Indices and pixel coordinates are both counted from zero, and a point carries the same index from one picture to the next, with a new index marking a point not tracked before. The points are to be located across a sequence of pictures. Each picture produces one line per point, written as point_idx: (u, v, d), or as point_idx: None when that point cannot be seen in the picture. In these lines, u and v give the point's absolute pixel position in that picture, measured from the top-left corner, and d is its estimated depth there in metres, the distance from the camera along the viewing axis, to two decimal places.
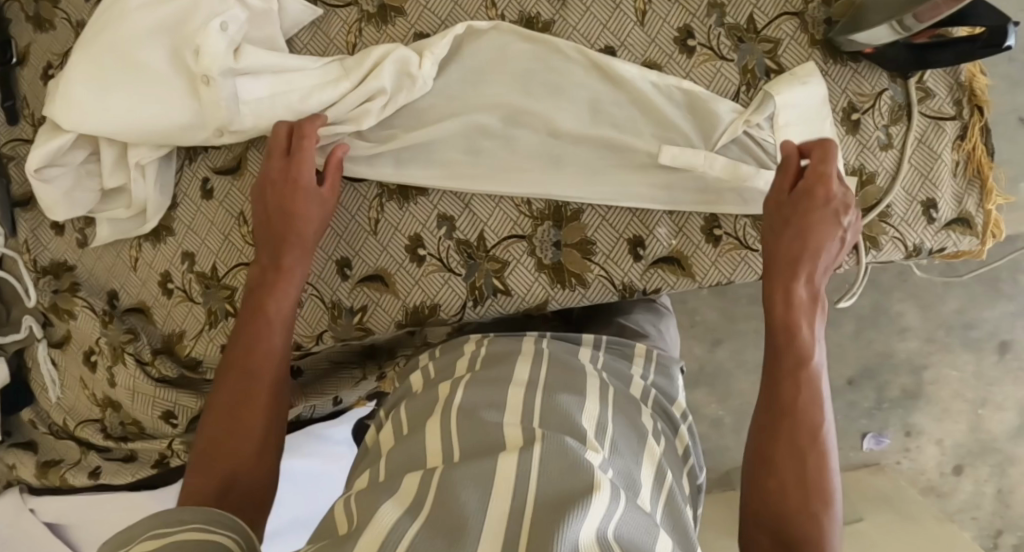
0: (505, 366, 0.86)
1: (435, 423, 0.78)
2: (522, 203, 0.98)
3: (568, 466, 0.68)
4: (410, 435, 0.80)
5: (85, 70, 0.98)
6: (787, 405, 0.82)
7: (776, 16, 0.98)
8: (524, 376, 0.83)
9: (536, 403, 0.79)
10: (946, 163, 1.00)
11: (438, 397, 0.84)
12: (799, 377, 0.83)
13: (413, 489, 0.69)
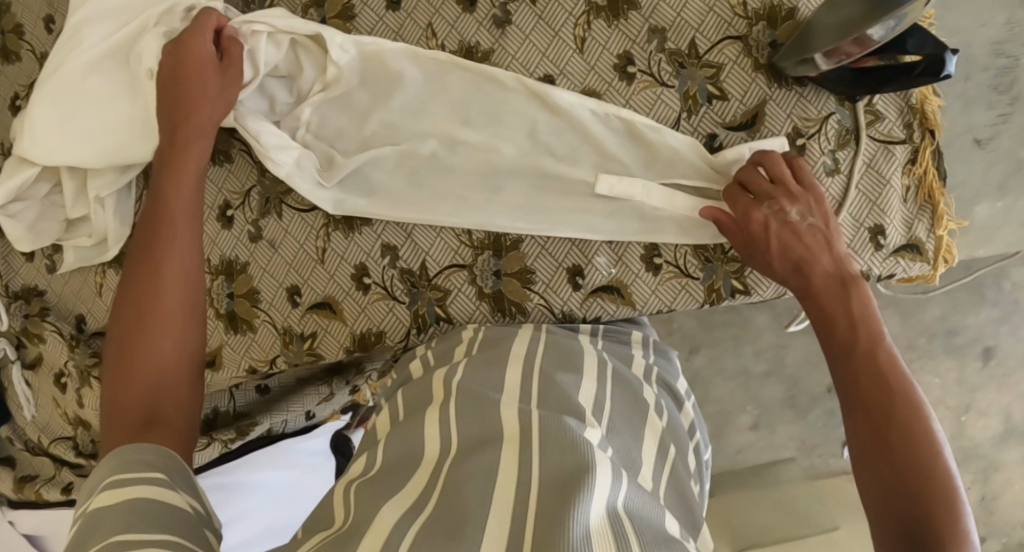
0: (498, 359, 0.90)
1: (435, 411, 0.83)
2: (463, 233, 0.99)
3: (571, 446, 0.73)
4: (410, 423, 0.85)
5: (46, 101, 0.99)
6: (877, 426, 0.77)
7: (718, 41, 0.98)
8: (522, 366, 0.88)
9: (535, 388, 0.85)
10: (895, 188, 0.98)
11: (433, 394, 0.88)
12: (874, 395, 0.79)
13: (411, 496, 0.71)
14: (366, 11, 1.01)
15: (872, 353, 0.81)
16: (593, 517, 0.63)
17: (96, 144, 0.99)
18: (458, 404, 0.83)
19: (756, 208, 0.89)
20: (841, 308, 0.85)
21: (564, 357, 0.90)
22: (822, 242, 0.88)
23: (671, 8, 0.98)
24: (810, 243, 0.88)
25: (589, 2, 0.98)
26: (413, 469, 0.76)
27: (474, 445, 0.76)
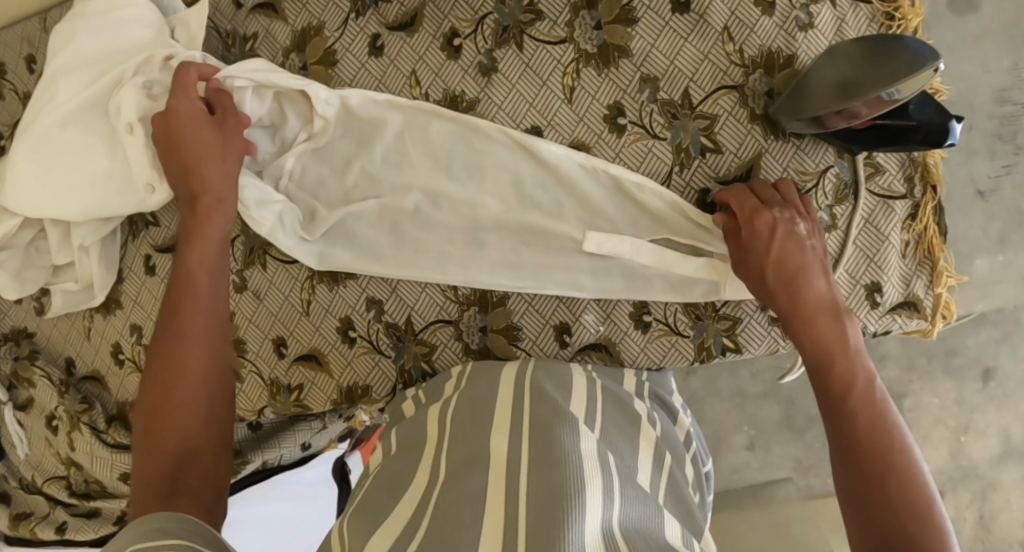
0: (486, 387, 0.88)
1: (428, 458, 0.81)
2: (448, 288, 0.97)
3: (558, 464, 0.71)
4: (400, 459, 0.83)
5: (25, 153, 0.99)
6: (871, 468, 0.74)
7: (713, 90, 0.94)
8: (507, 401, 0.84)
9: (523, 403, 0.83)
10: (894, 244, 0.95)
11: (418, 441, 0.85)
12: (867, 437, 0.76)
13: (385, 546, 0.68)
14: (348, 58, 0.99)
15: (867, 396, 0.78)
16: (588, 541, 0.63)
17: (83, 196, 0.99)
18: (429, 452, 0.81)
19: (766, 210, 0.86)
20: (835, 343, 0.81)
21: (554, 375, 0.88)
22: (821, 270, 0.85)
23: (664, 56, 0.94)
24: (812, 273, 0.85)
25: (578, 49, 0.94)
26: (388, 510, 0.74)
27: (447, 481, 0.75)
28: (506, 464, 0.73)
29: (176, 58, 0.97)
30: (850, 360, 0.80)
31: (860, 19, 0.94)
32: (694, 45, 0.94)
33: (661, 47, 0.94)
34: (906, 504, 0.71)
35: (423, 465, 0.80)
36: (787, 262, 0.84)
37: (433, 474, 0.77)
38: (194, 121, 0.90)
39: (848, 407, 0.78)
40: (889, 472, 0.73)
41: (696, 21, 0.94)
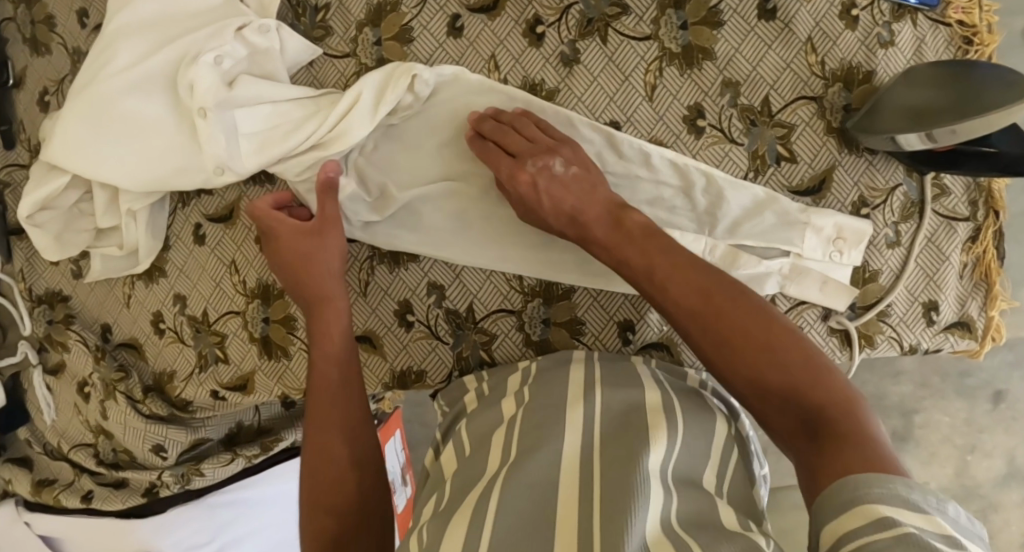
0: (555, 382, 0.89)
1: (499, 452, 0.81)
2: (513, 278, 0.97)
3: (632, 472, 0.72)
4: (473, 459, 0.83)
5: (82, 122, 0.96)
6: (729, 348, 0.75)
7: (792, 100, 0.95)
8: (575, 407, 0.84)
9: (594, 414, 0.83)
10: (953, 264, 0.97)
11: (491, 439, 0.85)
12: (707, 321, 0.76)
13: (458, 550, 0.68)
14: (425, 36, 0.97)
15: (678, 274, 0.79)
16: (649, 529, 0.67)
17: (148, 171, 0.96)
18: (495, 452, 0.82)
19: (518, 168, 0.89)
20: (626, 241, 0.83)
21: (622, 377, 0.89)
22: (584, 190, 0.87)
23: (747, 62, 0.94)
24: (576, 190, 0.88)
25: (662, 47, 0.94)
26: (460, 511, 0.74)
27: (528, 484, 0.74)
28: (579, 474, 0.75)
29: (249, 25, 0.94)
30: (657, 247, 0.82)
31: (939, 40, 0.95)
32: (778, 52, 0.94)
33: (744, 52, 0.94)
34: (777, 356, 0.73)
35: (491, 456, 0.82)
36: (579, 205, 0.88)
37: (505, 469, 0.78)
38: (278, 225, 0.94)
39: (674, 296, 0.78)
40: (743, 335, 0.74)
41: (781, 29, 0.94)
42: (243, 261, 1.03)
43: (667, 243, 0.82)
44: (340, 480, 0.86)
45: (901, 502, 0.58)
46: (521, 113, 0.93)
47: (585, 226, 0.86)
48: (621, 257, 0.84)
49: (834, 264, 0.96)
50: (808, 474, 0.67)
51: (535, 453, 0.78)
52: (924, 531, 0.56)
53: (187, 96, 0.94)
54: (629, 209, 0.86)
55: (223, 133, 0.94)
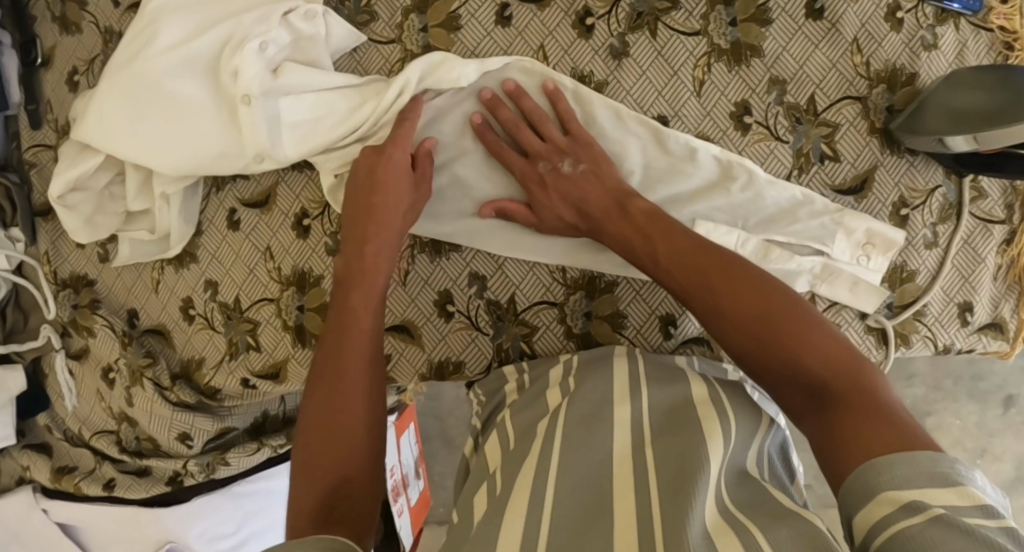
0: (600, 374, 0.89)
1: (547, 438, 0.80)
2: (556, 270, 0.97)
3: (688, 459, 0.72)
4: (519, 445, 0.82)
5: (120, 105, 0.94)
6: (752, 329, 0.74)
7: (838, 99, 0.96)
8: (621, 398, 0.84)
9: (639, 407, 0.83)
10: (988, 266, 0.98)
11: (536, 423, 0.84)
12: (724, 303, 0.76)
13: (514, 533, 0.66)
14: (472, 25, 0.96)
15: (699, 263, 0.79)
16: (707, 517, 0.65)
17: (186, 158, 0.95)
18: (540, 436, 0.81)
19: (530, 168, 0.91)
20: (634, 228, 0.85)
21: (665, 372, 0.89)
22: (594, 179, 0.90)
23: (794, 60, 0.95)
24: (584, 183, 0.89)
25: (711, 43, 0.95)
26: (513, 491, 0.73)
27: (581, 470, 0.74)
28: (634, 467, 0.74)
29: (296, 10, 0.94)
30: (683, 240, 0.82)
31: (981, 45, 0.96)
32: (824, 52, 0.95)
33: (792, 50, 0.95)
34: (783, 328, 0.73)
35: (534, 442, 0.81)
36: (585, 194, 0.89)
37: (555, 452, 0.77)
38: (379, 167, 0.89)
39: (676, 278, 0.80)
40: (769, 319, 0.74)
41: (828, 29, 0.95)
42: (278, 248, 1.01)
43: (670, 227, 0.84)
44: (343, 443, 0.75)
45: (927, 476, 0.59)
46: (512, 86, 0.93)
47: (599, 219, 0.88)
48: (629, 244, 0.86)
49: (862, 268, 0.97)
50: (827, 443, 0.66)
51: (583, 442, 0.78)
52: (957, 509, 0.56)
53: (230, 83, 0.92)
54: (635, 197, 0.88)
55: (266, 120, 0.93)
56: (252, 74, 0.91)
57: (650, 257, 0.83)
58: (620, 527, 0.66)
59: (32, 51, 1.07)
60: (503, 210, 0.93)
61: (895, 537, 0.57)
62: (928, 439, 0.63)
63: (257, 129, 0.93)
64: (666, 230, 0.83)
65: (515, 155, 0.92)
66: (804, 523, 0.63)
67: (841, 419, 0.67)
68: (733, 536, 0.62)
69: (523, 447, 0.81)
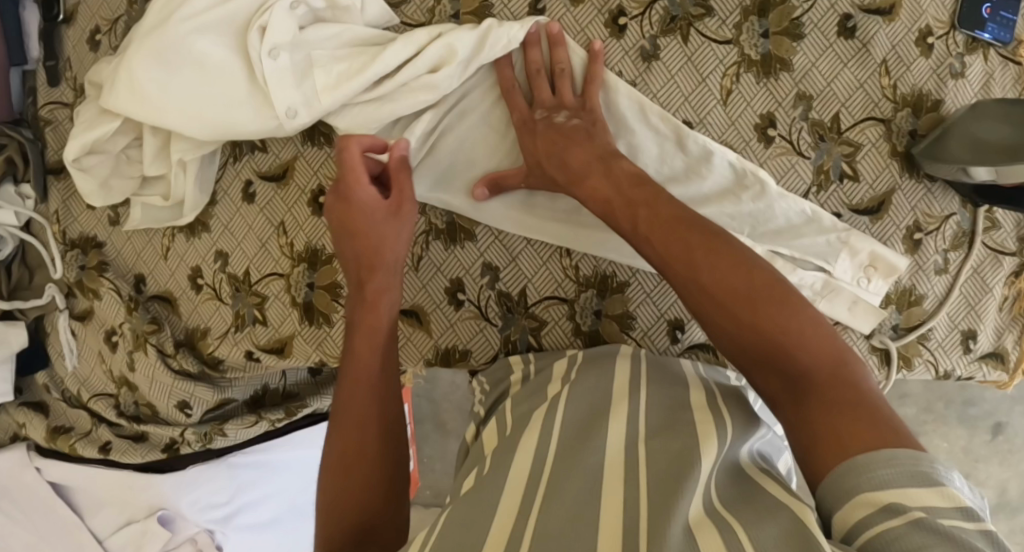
0: (601, 372, 0.90)
1: (545, 428, 0.81)
2: (570, 267, 0.97)
3: (687, 458, 0.73)
4: (519, 433, 0.83)
5: (147, 57, 0.93)
6: (742, 297, 0.72)
7: (862, 119, 0.96)
8: (625, 396, 0.85)
9: (640, 405, 0.84)
10: (995, 297, 0.99)
11: (537, 413, 0.85)
12: (712, 258, 0.74)
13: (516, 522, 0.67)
14: (505, 13, 0.96)
15: (690, 224, 0.77)
16: (690, 512, 0.65)
17: (204, 118, 0.94)
18: (541, 426, 0.82)
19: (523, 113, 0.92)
20: (616, 190, 0.84)
21: (667, 376, 0.90)
22: (583, 136, 0.89)
23: (822, 77, 0.95)
24: (571, 136, 0.89)
25: (742, 53, 0.95)
26: (513, 478, 0.74)
27: (575, 458, 0.75)
28: (631, 457, 0.75)
29: None
30: (675, 207, 0.80)
31: (1007, 77, 0.97)
32: (853, 71, 0.96)
33: (821, 66, 0.95)
34: (764, 313, 0.71)
35: (535, 429, 0.82)
36: (563, 142, 0.89)
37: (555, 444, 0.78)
38: (365, 199, 0.88)
39: (657, 244, 0.78)
40: (756, 287, 0.73)
41: (859, 48, 0.95)
42: (292, 223, 1.01)
43: (652, 193, 0.82)
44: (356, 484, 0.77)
45: (906, 475, 0.59)
46: (555, 30, 0.91)
47: (579, 173, 0.87)
48: (609, 205, 0.84)
49: (862, 289, 0.98)
50: (806, 436, 0.67)
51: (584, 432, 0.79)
52: (936, 509, 0.57)
53: (255, 38, 0.92)
54: (620, 156, 0.87)
55: (291, 84, 0.93)
56: (285, 40, 0.92)
57: (631, 225, 0.81)
58: (618, 515, 0.66)
59: (55, 7, 1.06)
60: (495, 178, 0.93)
61: (874, 539, 0.58)
62: (911, 437, 0.64)
63: (289, 92, 0.93)
64: (650, 193, 0.81)
65: (516, 100, 0.92)
66: (788, 518, 0.63)
67: (816, 419, 0.67)
68: (713, 530, 0.63)
69: (523, 434, 0.82)
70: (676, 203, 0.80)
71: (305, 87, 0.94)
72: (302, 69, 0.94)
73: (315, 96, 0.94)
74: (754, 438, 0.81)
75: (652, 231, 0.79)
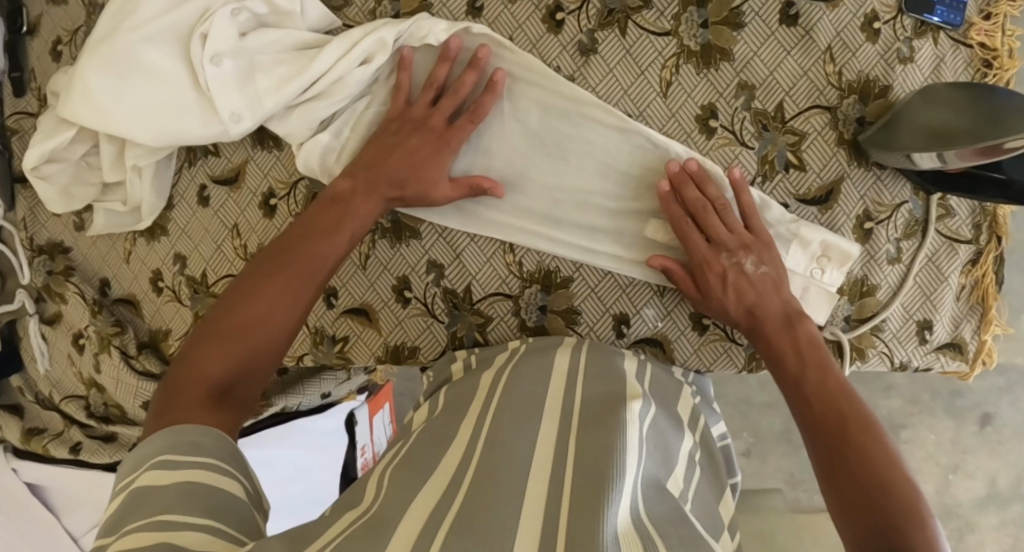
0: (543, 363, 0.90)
1: (475, 422, 0.81)
2: (514, 263, 0.98)
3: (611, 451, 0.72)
4: (454, 423, 0.83)
5: (97, 66, 0.95)
6: (850, 444, 0.77)
7: (806, 108, 0.95)
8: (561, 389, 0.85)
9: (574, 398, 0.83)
10: (951, 286, 0.97)
11: (474, 403, 0.86)
12: (835, 405, 0.81)
13: (427, 508, 0.67)
14: (443, 12, 0.97)
15: (825, 373, 0.84)
16: (620, 518, 0.62)
17: (151, 125, 0.96)
18: (474, 418, 0.82)
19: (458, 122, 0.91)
20: (793, 344, 0.87)
21: (608, 370, 0.89)
22: (769, 285, 0.90)
23: (764, 66, 0.94)
24: (760, 287, 0.90)
25: (681, 44, 0.95)
26: (436, 469, 0.74)
27: (509, 443, 0.75)
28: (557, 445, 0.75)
29: None
30: (808, 347, 0.87)
31: (958, 62, 0.95)
32: (796, 59, 0.94)
33: (763, 55, 0.94)
34: (865, 468, 0.75)
35: (468, 421, 0.82)
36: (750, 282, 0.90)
37: (481, 435, 0.78)
38: (430, 131, 0.92)
39: (791, 379, 0.85)
40: (864, 445, 0.77)
41: (802, 36, 0.94)
42: (245, 225, 1.03)
43: (808, 339, 0.87)
44: (248, 343, 0.81)
45: None
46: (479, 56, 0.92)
47: (747, 326, 0.90)
48: (774, 353, 0.88)
49: (815, 279, 0.96)
50: None
51: (511, 421, 0.79)
52: None
53: (198, 46, 0.94)
54: (806, 317, 0.89)
55: (234, 89, 0.95)
56: (227, 46, 0.94)
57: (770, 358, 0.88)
58: (530, 498, 0.66)
59: (17, 20, 1.09)
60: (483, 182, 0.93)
61: None
62: None
63: (233, 97, 0.95)
64: (787, 338, 0.88)
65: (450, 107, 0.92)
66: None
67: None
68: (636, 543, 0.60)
69: (458, 423, 0.83)
70: (821, 353, 0.86)
71: (247, 92, 0.96)
72: (245, 76, 0.96)
73: (256, 102, 0.95)
74: (678, 450, 0.81)
75: (782, 363, 0.86)
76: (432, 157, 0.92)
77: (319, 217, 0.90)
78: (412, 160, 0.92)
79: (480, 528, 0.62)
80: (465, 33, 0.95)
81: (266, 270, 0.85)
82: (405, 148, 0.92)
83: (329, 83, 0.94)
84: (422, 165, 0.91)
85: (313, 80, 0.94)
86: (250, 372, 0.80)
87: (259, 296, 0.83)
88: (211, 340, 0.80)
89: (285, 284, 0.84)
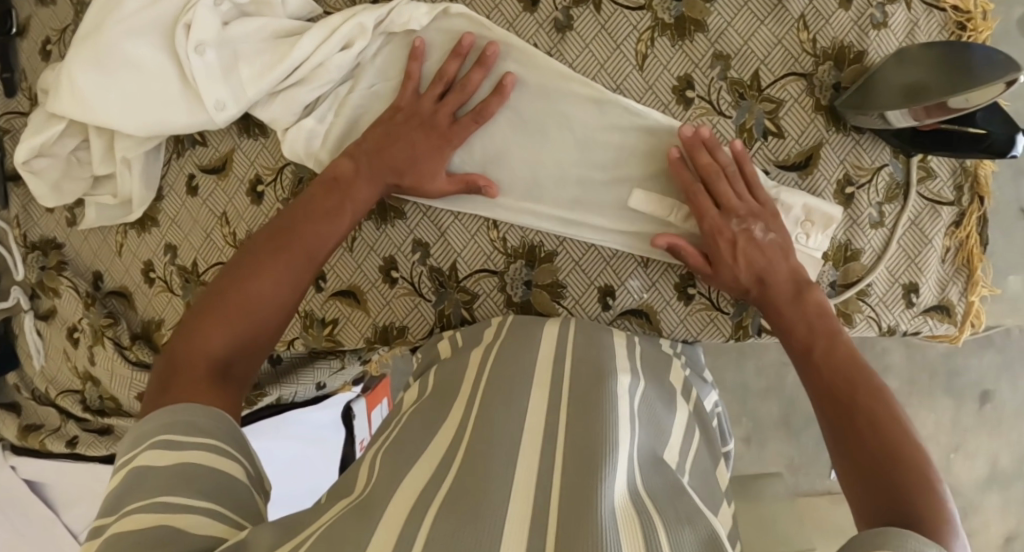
0: (530, 338, 0.89)
1: (461, 396, 0.80)
2: (498, 239, 0.99)
3: (595, 417, 0.72)
4: (440, 399, 0.82)
5: (84, 61, 0.97)
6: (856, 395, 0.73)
7: (782, 75, 0.95)
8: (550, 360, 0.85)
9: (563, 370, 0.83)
10: (935, 248, 0.97)
11: (462, 379, 0.85)
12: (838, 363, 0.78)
13: (409, 479, 0.66)
14: None
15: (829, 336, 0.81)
16: (616, 491, 0.62)
17: (139, 117, 0.98)
18: (462, 394, 0.81)
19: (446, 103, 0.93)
20: (803, 316, 0.84)
21: (594, 340, 0.89)
22: (779, 253, 0.89)
23: (739, 36, 0.95)
24: (770, 255, 0.89)
25: (655, 17, 0.96)
26: (418, 435, 0.74)
27: (492, 409, 0.75)
28: (541, 413, 0.74)
29: None
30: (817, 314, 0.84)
31: (932, 24, 0.94)
32: (770, 27, 0.95)
33: (737, 26, 0.95)
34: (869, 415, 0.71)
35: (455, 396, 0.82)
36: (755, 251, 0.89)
37: (466, 407, 0.78)
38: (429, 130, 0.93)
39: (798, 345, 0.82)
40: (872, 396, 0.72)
41: (775, 5, 0.95)
42: (233, 212, 1.05)
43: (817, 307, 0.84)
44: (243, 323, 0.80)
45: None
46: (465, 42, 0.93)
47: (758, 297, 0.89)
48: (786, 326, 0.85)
49: (801, 246, 0.96)
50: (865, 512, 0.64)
51: (497, 389, 0.79)
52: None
53: (182, 37, 0.96)
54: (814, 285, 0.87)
55: (218, 78, 0.97)
56: (210, 36, 0.96)
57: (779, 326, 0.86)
58: (514, 462, 0.66)
59: (7, 22, 1.12)
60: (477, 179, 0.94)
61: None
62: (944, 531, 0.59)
63: (218, 85, 0.97)
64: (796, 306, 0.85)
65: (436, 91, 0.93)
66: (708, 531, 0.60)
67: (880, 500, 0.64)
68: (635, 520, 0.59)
69: (445, 397, 0.82)
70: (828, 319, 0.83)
71: (231, 80, 0.97)
72: (229, 64, 0.97)
73: (241, 89, 0.97)
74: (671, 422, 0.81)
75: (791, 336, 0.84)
76: (435, 157, 0.93)
77: (318, 204, 0.90)
78: (412, 156, 0.93)
79: (468, 505, 0.60)
80: (443, 14, 0.97)
81: (260, 253, 0.85)
82: (404, 145, 0.93)
83: (310, 68, 0.96)
84: (425, 164, 0.93)
85: (295, 65, 0.96)
86: (244, 352, 0.79)
87: (253, 277, 0.82)
88: (206, 321, 0.79)
89: (281, 268, 0.84)
